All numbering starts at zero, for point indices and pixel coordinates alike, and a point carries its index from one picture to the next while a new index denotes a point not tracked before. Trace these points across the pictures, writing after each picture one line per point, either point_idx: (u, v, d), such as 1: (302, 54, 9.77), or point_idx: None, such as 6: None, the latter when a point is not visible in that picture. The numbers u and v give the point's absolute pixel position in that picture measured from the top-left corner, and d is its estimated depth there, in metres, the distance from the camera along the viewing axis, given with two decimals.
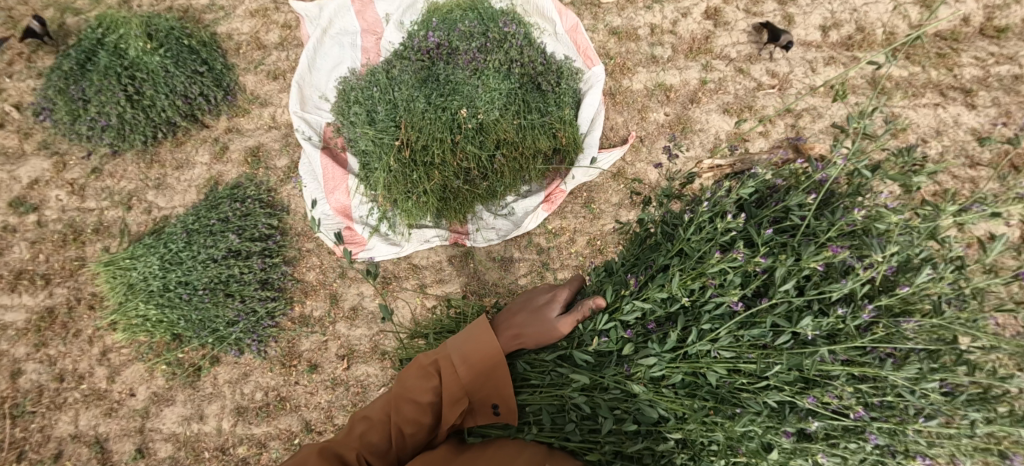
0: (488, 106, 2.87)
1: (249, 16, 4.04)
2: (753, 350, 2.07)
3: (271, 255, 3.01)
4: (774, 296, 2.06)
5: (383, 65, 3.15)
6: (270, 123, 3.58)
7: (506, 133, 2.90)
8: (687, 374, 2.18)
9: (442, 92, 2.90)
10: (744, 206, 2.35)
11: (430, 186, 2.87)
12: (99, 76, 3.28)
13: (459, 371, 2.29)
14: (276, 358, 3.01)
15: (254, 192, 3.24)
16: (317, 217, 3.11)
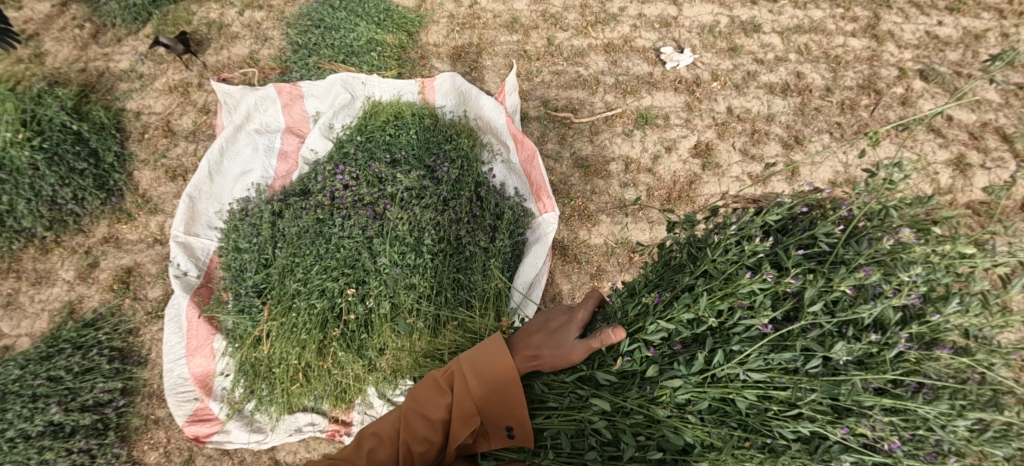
0: (379, 291, 2.39)
1: (166, 90, 3.47)
2: (786, 375, 1.58)
3: (104, 432, 2.53)
4: (810, 314, 1.56)
5: (275, 207, 2.67)
6: (155, 236, 3.05)
7: (395, 329, 2.36)
8: (717, 401, 1.66)
9: (326, 264, 2.41)
10: (769, 229, 1.76)
11: (290, 385, 2.36)
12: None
13: (477, 384, 1.80)
14: None
15: (105, 336, 2.72)
16: (169, 384, 2.59)
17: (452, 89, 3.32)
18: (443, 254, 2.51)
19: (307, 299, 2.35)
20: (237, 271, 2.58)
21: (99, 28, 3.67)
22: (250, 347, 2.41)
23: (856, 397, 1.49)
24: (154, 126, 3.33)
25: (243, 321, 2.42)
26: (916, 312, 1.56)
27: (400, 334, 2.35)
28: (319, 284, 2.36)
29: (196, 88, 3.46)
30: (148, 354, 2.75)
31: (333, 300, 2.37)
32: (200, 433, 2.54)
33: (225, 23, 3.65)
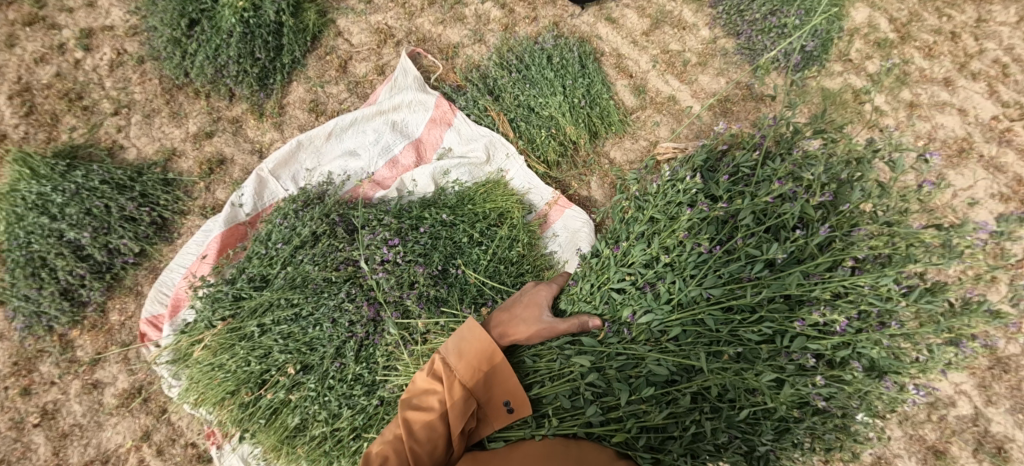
0: (306, 395, 2.33)
1: (373, 25, 3.36)
2: (739, 284, 2.02)
3: (103, 273, 2.91)
4: (747, 248, 2.05)
5: (315, 231, 2.58)
6: (262, 149, 3.22)
7: (286, 437, 2.32)
8: (688, 325, 2.06)
9: (293, 332, 2.41)
10: (699, 171, 2.34)
11: (192, 391, 2.44)
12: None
13: (458, 371, 2.13)
14: (23, 350, 2.85)
15: (164, 203, 3.03)
16: (161, 279, 2.84)
17: (579, 233, 2.86)
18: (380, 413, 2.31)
19: (254, 350, 2.39)
20: (250, 259, 2.61)
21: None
22: (198, 331, 2.50)
23: (797, 287, 1.93)
24: (338, 54, 3.33)
25: (209, 308, 2.49)
26: (831, 211, 2.05)
27: (282, 452, 2.33)
28: (276, 344, 2.38)
29: (393, 42, 3.34)
30: (180, 242, 3.06)
31: (273, 362, 2.38)
32: (149, 335, 2.79)
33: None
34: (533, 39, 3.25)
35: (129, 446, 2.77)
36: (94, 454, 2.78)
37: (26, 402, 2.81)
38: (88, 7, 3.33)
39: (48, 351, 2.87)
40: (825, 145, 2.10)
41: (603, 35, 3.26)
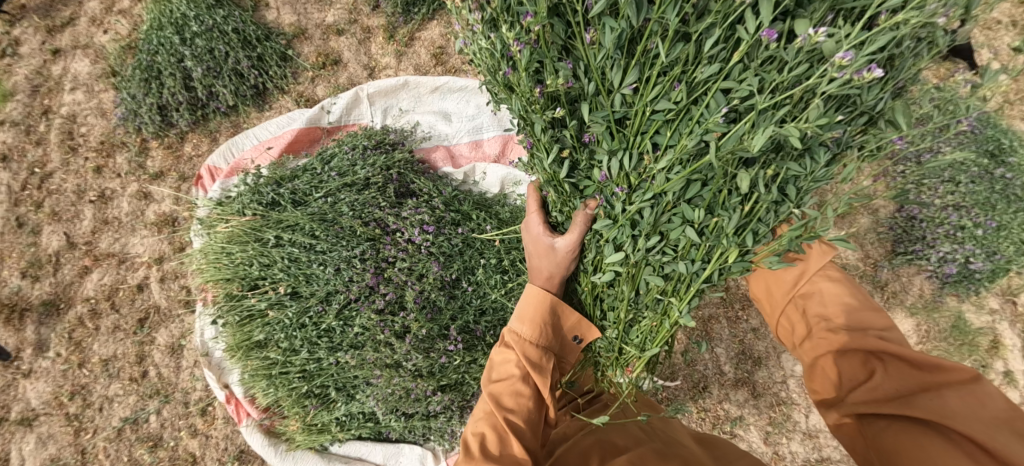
0: (279, 318, 2.52)
1: None
2: (685, 69, 1.36)
3: (197, 109, 3.15)
4: (601, 21, 1.35)
5: (370, 180, 2.69)
6: (378, 68, 3.32)
7: (248, 341, 2.56)
8: (670, 136, 1.50)
9: (301, 259, 2.56)
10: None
11: (202, 259, 2.68)
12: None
13: (529, 331, 1.87)
14: (115, 135, 3.20)
15: (273, 73, 3.20)
16: (234, 141, 3.05)
17: None
18: (330, 365, 2.53)
19: (263, 255, 2.57)
20: (308, 172, 2.78)
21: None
22: (232, 212, 2.71)
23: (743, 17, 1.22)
24: None
25: (250, 198, 2.67)
26: None
27: (238, 350, 2.58)
28: (282, 261, 2.54)
29: None
30: (268, 113, 3.24)
31: (272, 274, 2.56)
32: (203, 180, 3.02)
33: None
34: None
35: (145, 259, 3.05)
36: (120, 250, 3.08)
37: (94, 179, 3.16)
38: None
39: (127, 148, 3.18)
40: None
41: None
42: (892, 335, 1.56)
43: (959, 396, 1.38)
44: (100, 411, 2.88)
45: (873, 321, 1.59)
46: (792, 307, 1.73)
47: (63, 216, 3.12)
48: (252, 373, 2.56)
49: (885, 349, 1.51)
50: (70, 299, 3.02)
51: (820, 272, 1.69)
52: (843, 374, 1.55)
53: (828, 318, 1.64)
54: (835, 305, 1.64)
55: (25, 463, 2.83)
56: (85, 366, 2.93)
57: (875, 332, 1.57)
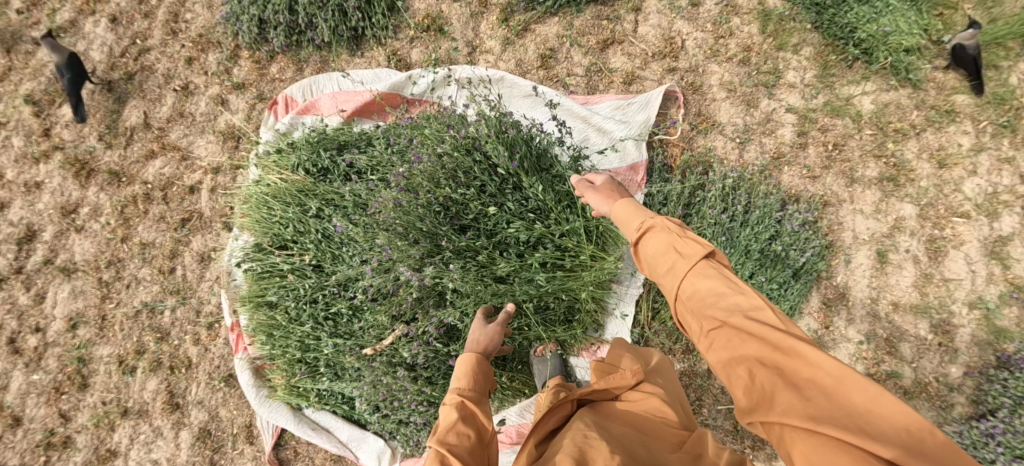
0: (299, 282, 2.53)
1: (655, 43, 3.16)
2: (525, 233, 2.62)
3: (294, 33, 3.13)
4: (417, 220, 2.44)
5: (432, 174, 2.54)
6: (478, 51, 3.17)
7: (264, 291, 2.55)
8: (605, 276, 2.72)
9: (333, 238, 2.54)
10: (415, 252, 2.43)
11: (252, 195, 2.62)
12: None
13: (467, 385, 1.86)
14: (215, 34, 3.26)
15: (376, 23, 3.13)
16: (318, 80, 3.08)
17: None
18: (326, 347, 2.49)
19: (301, 221, 2.55)
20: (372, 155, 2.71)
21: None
22: (286, 166, 2.69)
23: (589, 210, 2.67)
24: (607, 37, 3.15)
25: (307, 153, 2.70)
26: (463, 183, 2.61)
27: (253, 299, 2.56)
28: (316, 234, 2.53)
29: (654, 71, 3.12)
30: (358, 60, 3.18)
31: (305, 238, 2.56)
32: (278, 106, 3.08)
33: (751, 91, 3.10)
34: (764, 181, 2.94)
35: (206, 163, 3.13)
36: (188, 146, 3.17)
37: (183, 68, 3.25)
38: None
39: (219, 49, 3.24)
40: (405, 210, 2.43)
41: (824, 246, 2.85)
42: (767, 318, 1.33)
43: (838, 384, 1.22)
44: (127, 288, 3.07)
45: (743, 304, 1.36)
46: (680, 307, 1.50)
47: (149, 96, 3.24)
48: (258, 323, 2.57)
49: (755, 329, 1.31)
50: (132, 176, 3.17)
51: (690, 262, 1.48)
52: (734, 379, 1.33)
53: (706, 310, 1.40)
54: (707, 292, 1.42)
55: (56, 307, 3.09)
56: (126, 242, 3.11)
57: (743, 315, 1.34)
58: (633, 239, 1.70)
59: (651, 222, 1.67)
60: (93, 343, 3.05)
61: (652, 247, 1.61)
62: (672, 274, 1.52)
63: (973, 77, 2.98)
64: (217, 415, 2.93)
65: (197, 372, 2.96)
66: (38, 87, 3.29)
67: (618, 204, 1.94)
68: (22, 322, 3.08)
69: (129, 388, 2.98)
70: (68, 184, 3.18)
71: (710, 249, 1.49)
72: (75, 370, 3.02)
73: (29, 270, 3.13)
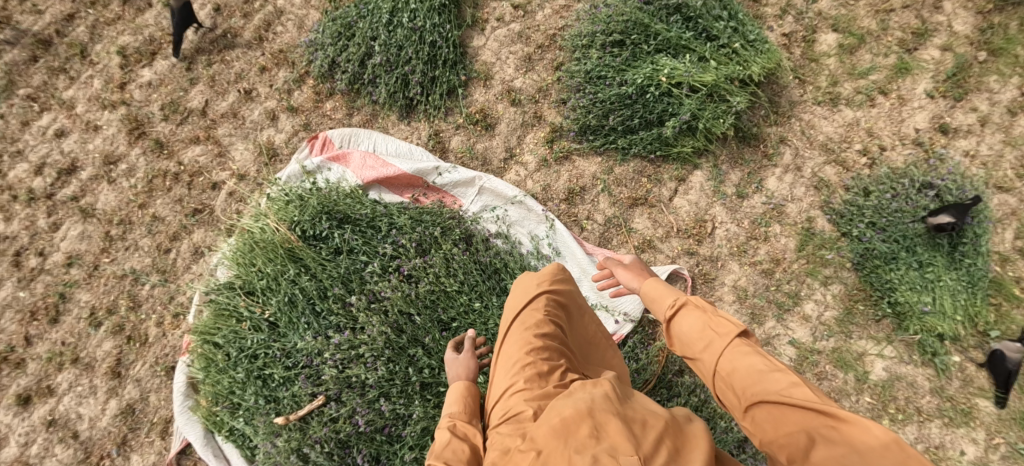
0: (254, 336, 2.47)
1: (685, 220, 3.07)
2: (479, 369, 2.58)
3: (356, 84, 3.29)
4: (381, 322, 2.45)
5: (412, 278, 2.59)
6: (514, 162, 3.21)
7: (215, 330, 2.52)
8: None
9: (297, 305, 2.48)
10: (370, 355, 2.41)
11: (239, 233, 2.61)
12: (634, 9, 2.99)
13: (458, 409, 2.00)
14: (293, 56, 3.48)
15: (431, 103, 3.24)
16: (361, 136, 3.22)
17: None
18: (246, 403, 2.43)
19: (275, 278, 2.51)
20: (369, 235, 2.65)
21: (833, 177, 3.13)
22: (288, 218, 2.61)
23: None
24: (638, 196, 3.09)
25: (313, 211, 2.61)
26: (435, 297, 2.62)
27: (201, 333, 2.53)
28: (283, 296, 2.47)
29: (671, 248, 3.03)
30: (402, 126, 3.28)
31: (272, 296, 2.50)
32: (316, 141, 3.24)
33: (761, 306, 2.95)
34: None
35: (237, 167, 3.32)
36: (229, 145, 3.37)
37: (254, 74, 3.48)
38: None
39: (291, 68, 3.46)
40: (371, 308, 2.48)
41: None
42: (804, 394, 1.46)
43: (868, 445, 1.30)
44: (124, 250, 3.28)
45: (777, 381, 1.50)
46: (719, 382, 1.66)
47: (216, 86, 3.48)
48: (197, 359, 2.52)
49: (792, 399, 1.44)
50: (172, 152, 3.40)
51: (726, 341, 1.68)
52: (779, 443, 1.44)
53: (747, 386, 1.55)
54: (745, 369, 1.59)
55: (63, 241, 3.33)
56: (142, 209, 3.32)
57: (779, 391, 1.48)
58: (668, 314, 1.90)
59: (685, 301, 1.89)
60: (77, 286, 3.26)
61: (687, 326, 1.81)
62: (709, 351, 1.70)
63: (1001, 389, 2.68)
64: (147, 398, 3.07)
65: (147, 352, 3.12)
66: (133, 42, 3.61)
67: (647, 282, 2.15)
68: (31, 242, 3.34)
69: (87, 340, 3.17)
70: (120, 136, 3.45)
71: (741, 329, 1.71)
72: (52, 303, 3.23)
73: (57, 199, 3.40)
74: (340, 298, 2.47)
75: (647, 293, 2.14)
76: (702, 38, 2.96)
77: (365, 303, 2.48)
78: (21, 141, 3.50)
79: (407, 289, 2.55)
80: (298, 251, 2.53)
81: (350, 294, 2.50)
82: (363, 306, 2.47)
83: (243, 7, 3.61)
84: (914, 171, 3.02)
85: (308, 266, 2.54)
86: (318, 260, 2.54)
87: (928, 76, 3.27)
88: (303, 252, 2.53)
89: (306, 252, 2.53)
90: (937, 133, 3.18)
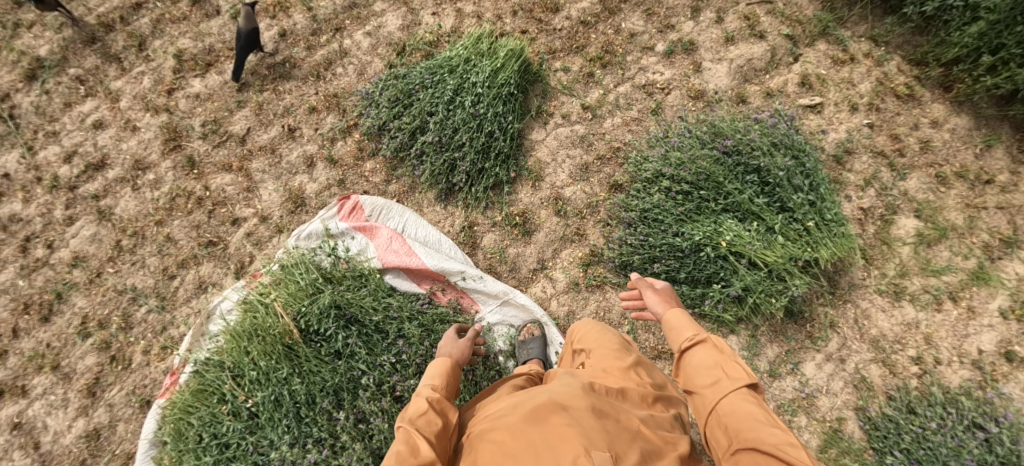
0: (231, 424, 2.36)
1: None
2: None
3: (402, 153, 3.14)
4: (361, 448, 2.30)
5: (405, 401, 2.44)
6: (543, 276, 3.02)
7: (196, 405, 2.42)
8: None
9: (282, 405, 2.35)
10: None
11: (245, 310, 2.52)
12: (710, 161, 2.82)
13: (439, 383, 2.02)
14: (346, 103, 3.32)
15: (473, 193, 3.07)
16: (394, 211, 3.06)
17: None
18: None
19: (267, 369, 2.39)
20: (374, 341, 2.54)
21: (876, 379, 2.89)
22: (295, 305, 2.50)
23: None
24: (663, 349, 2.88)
25: (321, 305, 2.49)
26: None
27: (180, 406, 2.43)
28: (270, 392, 2.35)
29: None
30: (438, 208, 3.12)
31: (259, 388, 2.38)
32: (347, 203, 3.09)
33: None
34: None
35: (262, 208, 3.20)
36: (260, 182, 3.24)
37: (302, 113, 3.34)
38: (679, 85, 3.32)
39: (340, 115, 3.31)
40: (355, 429, 2.33)
41: None
42: (797, 455, 1.54)
43: None
44: (130, 264, 3.17)
45: (773, 434, 1.59)
46: (713, 420, 1.75)
47: (262, 116, 3.35)
48: (170, 431, 2.43)
49: (782, 453, 1.53)
50: (201, 173, 3.28)
51: (733, 386, 1.75)
52: None
53: (741, 430, 1.64)
54: (742, 414, 1.67)
55: (73, 237, 3.24)
56: (158, 226, 3.22)
57: (773, 443, 1.57)
58: (683, 346, 1.95)
59: (703, 337, 1.93)
60: (76, 289, 3.16)
61: (697, 360, 1.88)
62: (714, 388, 1.78)
63: None
64: (114, 426, 2.97)
65: (127, 378, 3.02)
66: (191, 47, 3.50)
67: (671, 310, 2.12)
68: (42, 231, 3.25)
69: (72, 349, 3.07)
70: (154, 143, 3.34)
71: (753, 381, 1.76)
72: (47, 301, 3.13)
73: (78, 192, 3.30)
74: (327, 409, 2.35)
75: (666, 319, 2.10)
76: (775, 206, 2.74)
77: (351, 421, 2.34)
78: (59, 123, 3.42)
79: (398, 414, 2.40)
80: (297, 346, 2.42)
81: (339, 406, 2.37)
82: (348, 425, 2.33)
83: (309, 38, 3.47)
84: (967, 400, 2.74)
85: (302, 363, 2.41)
86: (315, 360, 2.42)
87: (1007, 292, 2.98)
88: (302, 350, 2.41)
89: (305, 350, 2.42)
90: (1001, 359, 2.88)
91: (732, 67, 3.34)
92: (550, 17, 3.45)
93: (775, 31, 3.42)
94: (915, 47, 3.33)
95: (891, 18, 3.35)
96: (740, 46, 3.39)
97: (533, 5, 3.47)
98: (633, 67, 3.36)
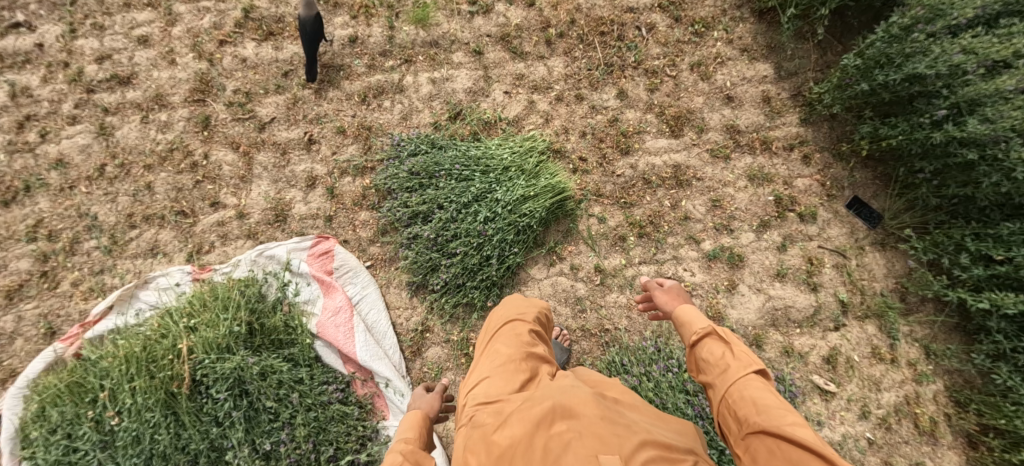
0: (87, 437, 2.33)
1: None
2: None
3: (398, 225, 2.94)
4: None
5: None
6: None
7: (70, 398, 2.40)
8: None
9: (140, 445, 2.32)
10: None
11: (160, 333, 2.49)
12: (678, 409, 2.61)
13: (414, 434, 1.92)
14: (375, 142, 3.12)
15: (442, 300, 2.89)
16: (359, 278, 2.91)
17: None
18: None
19: (143, 404, 2.34)
20: (259, 419, 2.45)
21: None
22: (203, 353, 2.43)
23: None
24: None
25: (225, 366, 2.42)
26: None
27: (57, 392, 2.42)
28: (134, 430, 2.31)
29: None
30: (404, 294, 2.95)
31: (127, 418, 2.33)
32: (322, 246, 2.93)
33: None
34: None
35: (246, 204, 3.06)
36: (257, 176, 3.10)
37: (330, 128, 3.14)
38: (702, 295, 3.02)
39: (363, 151, 3.11)
40: None
41: None
42: (802, 431, 1.48)
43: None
44: (103, 193, 3.09)
45: (779, 416, 1.52)
46: (723, 407, 1.66)
47: (292, 112, 3.16)
48: (37, 409, 2.43)
49: (790, 434, 1.47)
50: (209, 139, 3.14)
51: (739, 372, 1.66)
52: None
53: (749, 415, 1.56)
54: (753, 400, 1.58)
55: (67, 138, 3.14)
56: (146, 169, 3.11)
57: (779, 424, 1.50)
58: (690, 341, 1.84)
59: (710, 330, 1.83)
60: (44, 189, 3.08)
61: (705, 355, 1.77)
62: (722, 377, 1.68)
63: None
64: (13, 339, 2.93)
65: (47, 300, 2.97)
66: (263, 8, 3.30)
67: (680, 309, 1.99)
68: (43, 117, 3.17)
69: (13, 245, 3.02)
70: (183, 86, 3.20)
71: (759, 368, 1.67)
72: (15, 187, 3.07)
73: (93, 97, 3.20)
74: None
75: (676, 315, 2.00)
76: None
77: None
78: (109, 19, 3.29)
79: None
80: (182, 395, 2.36)
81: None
82: None
83: (376, 56, 3.23)
84: None
85: (178, 414, 2.35)
86: (192, 417, 2.37)
87: None
88: (184, 401, 2.35)
89: (187, 403, 2.36)
90: None
91: (767, 304, 3.00)
92: (616, 157, 3.14)
93: (831, 289, 3.04)
94: (964, 383, 2.92)
95: (956, 340, 2.95)
96: (787, 286, 3.04)
97: (606, 136, 3.16)
98: (668, 251, 3.05)
